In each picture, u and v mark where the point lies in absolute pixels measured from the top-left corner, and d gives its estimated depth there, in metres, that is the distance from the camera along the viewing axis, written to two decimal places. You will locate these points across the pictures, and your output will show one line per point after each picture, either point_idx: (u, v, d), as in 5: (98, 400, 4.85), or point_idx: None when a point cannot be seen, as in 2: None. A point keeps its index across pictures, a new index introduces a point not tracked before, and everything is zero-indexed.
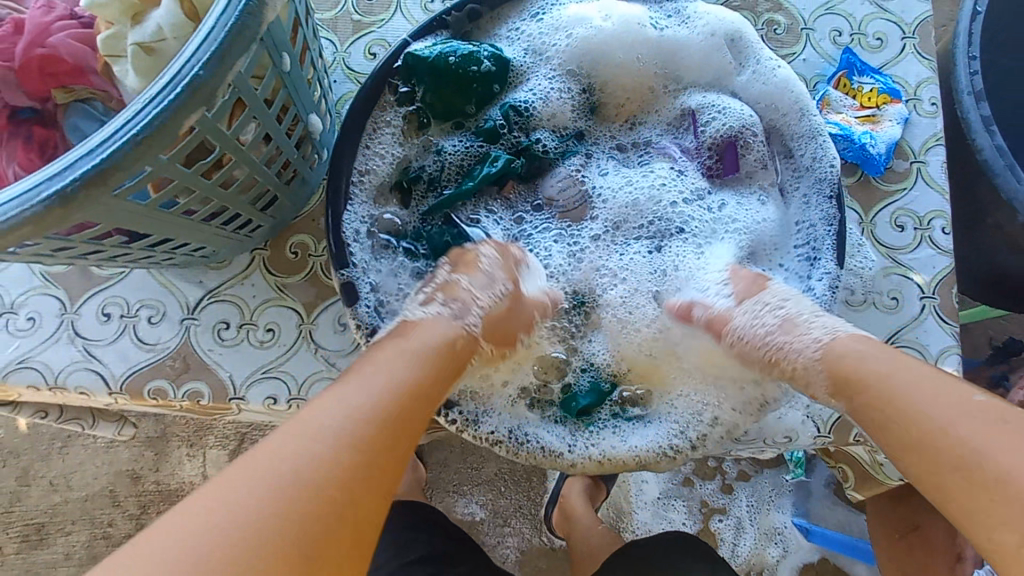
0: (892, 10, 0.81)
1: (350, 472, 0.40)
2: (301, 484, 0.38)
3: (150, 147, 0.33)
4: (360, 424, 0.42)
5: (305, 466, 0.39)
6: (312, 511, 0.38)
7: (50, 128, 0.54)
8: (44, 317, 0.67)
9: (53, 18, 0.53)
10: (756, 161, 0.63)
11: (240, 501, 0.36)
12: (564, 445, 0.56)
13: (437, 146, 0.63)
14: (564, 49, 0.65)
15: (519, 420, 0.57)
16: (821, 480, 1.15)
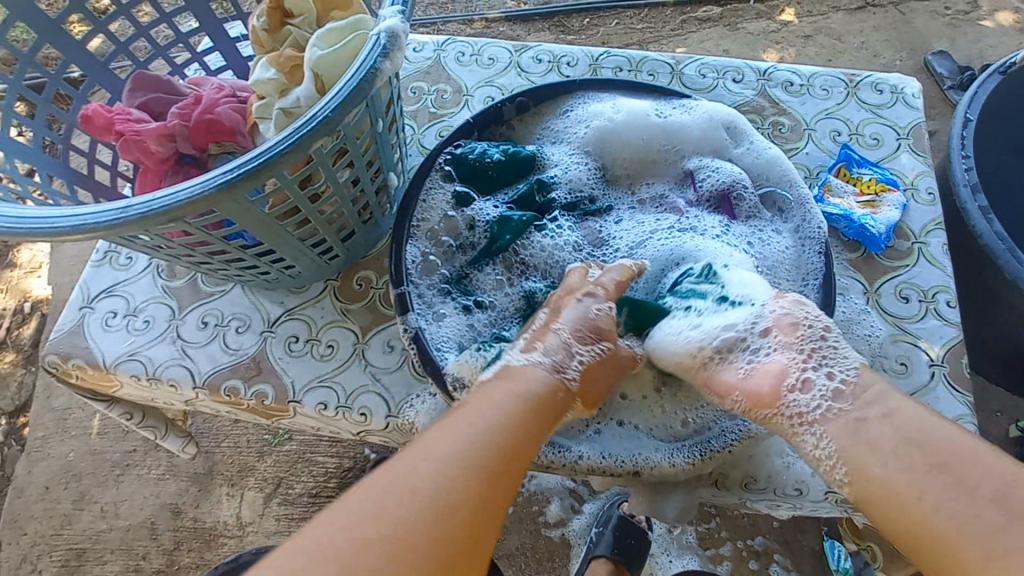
0: (886, 116, 0.94)
1: (459, 507, 0.47)
2: (426, 512, 0.46)
3: (288, 159, 0.46)
4: (460, 460, 0.49)
5: (425, 496, 0.46)
6: (434, 533, 0.45)
7: (202, 171, 0.73)
8: (156, 321, 0.81)
9: (221, 95, 0.73)
10: (750, 209, 0.74)
11: (378, 514, 0.45)
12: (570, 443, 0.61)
13: (481, 219, 0.73)
14: (582, 135, 0.77)
15: None
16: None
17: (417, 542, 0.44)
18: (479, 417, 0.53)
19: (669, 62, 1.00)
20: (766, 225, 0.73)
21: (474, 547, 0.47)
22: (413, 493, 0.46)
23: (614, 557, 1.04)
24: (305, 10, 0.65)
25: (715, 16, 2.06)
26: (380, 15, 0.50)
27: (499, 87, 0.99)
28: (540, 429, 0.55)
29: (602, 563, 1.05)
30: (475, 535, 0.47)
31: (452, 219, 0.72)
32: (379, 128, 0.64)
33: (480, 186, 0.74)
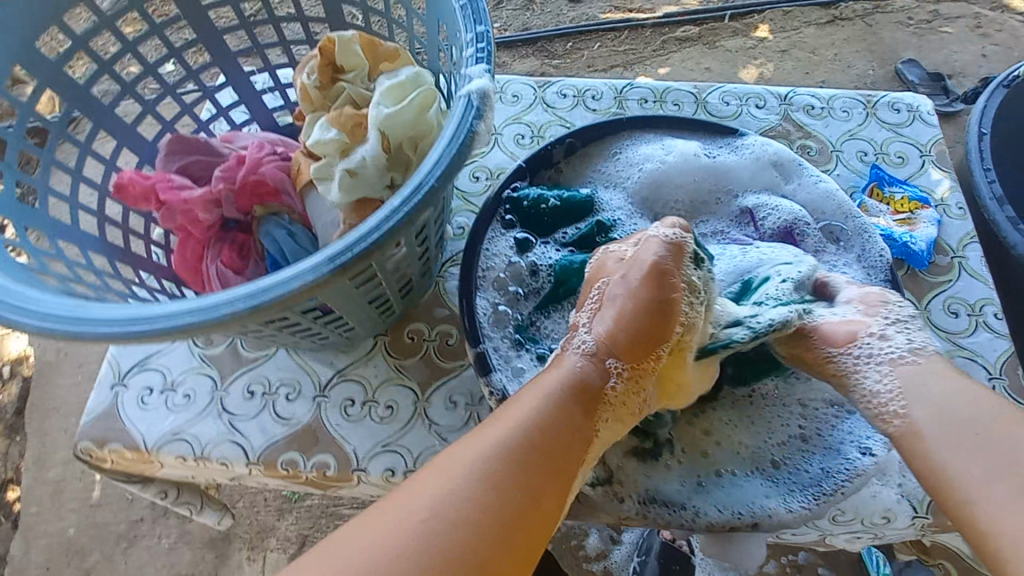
0: (907, 134, 0.97)
1: (506, 489, 0.46)
2: (475, 494, 0.46)
3: (397, 234, 0.44)
4: (505, 440, 0.49)
5: (469, 474, 0.47)
6: (475, 511, 0.45)
7: (248, 234, 0.69)
8: (198, 395, 0.77)
9: (264, 155, 0.69)
10: (812, 246, 0.74)
11: (425, 500, 0.45)
12: (682, 498, 0.60)
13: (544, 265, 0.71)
14: (636, 178, 0.77)
15: (636, 476, 0.61)
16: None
17: (455, 524, 0.44)
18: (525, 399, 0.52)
19: (692, 91, 1.00)
20: (830, 261, 0.73)
21: (522, 540, 0.45)
22: (461, 476, 0.47)
23: None
24: (358, 65, 0.63)
25: (694, 35, 1.89)
26: (466, 75, 0.48)
27: (528, 124, 0.98)
28: (583, 426, 0.52)
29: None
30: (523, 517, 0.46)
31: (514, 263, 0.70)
32: None
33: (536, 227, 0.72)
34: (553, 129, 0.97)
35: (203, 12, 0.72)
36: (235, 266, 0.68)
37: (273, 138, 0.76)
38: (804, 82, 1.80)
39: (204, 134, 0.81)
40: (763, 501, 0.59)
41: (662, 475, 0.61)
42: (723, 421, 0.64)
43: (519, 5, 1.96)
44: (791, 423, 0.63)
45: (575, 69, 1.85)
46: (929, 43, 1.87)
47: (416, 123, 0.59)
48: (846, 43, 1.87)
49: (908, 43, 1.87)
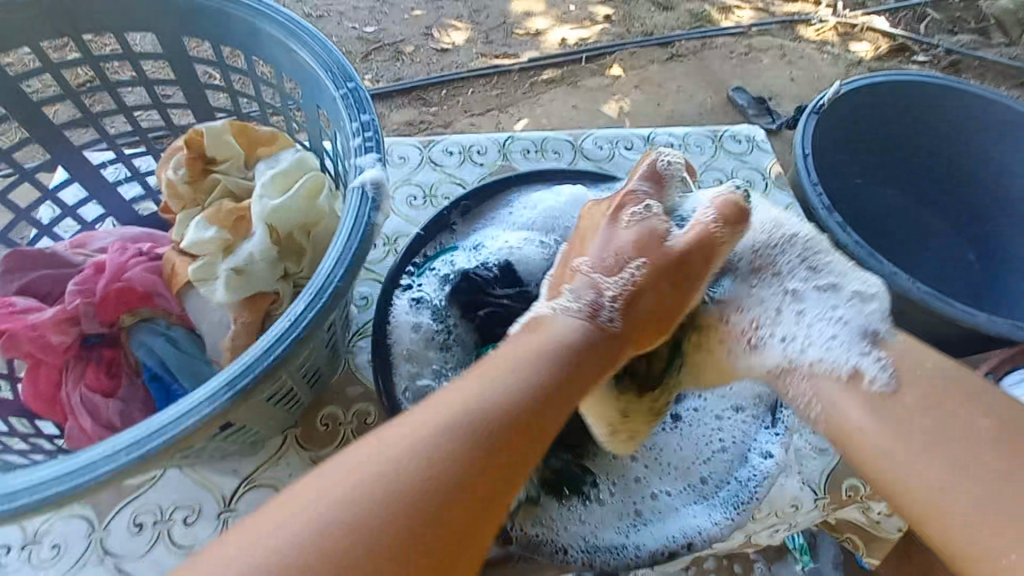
0: (751, 162, 1.12)
1: (471, 474, 0.36)
2: (390, 499, 0.34)
3: (302, 344, 0.41)
4: (459, 424, 0.38)
5: (414, 458, 0.36)
6: (415, 516, 0.34)
7: (116, 346, 0.61)
8: (68, 542, 0.64)
9: (127, 257, 0.62)
10: None
11: (335, 500, 0.34)
12: (620, 536, 0.60)
13: (451, 328, 0.71)
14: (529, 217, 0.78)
15: (572, 523, 0.61)
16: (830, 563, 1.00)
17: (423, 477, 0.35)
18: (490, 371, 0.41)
19: (569, 139, 1.08)
20: None
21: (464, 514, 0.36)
22: (380, 473, 0.35)
23: None
24: (231, 154, 0.60)
25: (557, 76, 2.02)
26: (357, 166, 0.48)
27: (418, 185, 0.98)
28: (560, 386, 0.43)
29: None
30: (478, 507, 0.36)
31: (423, 331, 0.70)
32: None
33: (448, 303, 0.72)
34: (444, 188, 0.98)
35: (34, 107, 0.64)
36: (100, 387, 0.59)
37: (136, 234, 0.68)
38: (656, 114, 1.99)
39: (47, 239, 0.71)
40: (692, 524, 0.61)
41: (594, 520, 0.61)
42: (650, 454, 0.66)
43: (389, 56, 1.97)
44: (710, 438, 0.66)
45: (453, 116, 1.86)
46: (750, 72, 2.13)
47: (305, 210, 0.56)
48: (685, 77, 2.09)
49: (733, 73, 2.12)
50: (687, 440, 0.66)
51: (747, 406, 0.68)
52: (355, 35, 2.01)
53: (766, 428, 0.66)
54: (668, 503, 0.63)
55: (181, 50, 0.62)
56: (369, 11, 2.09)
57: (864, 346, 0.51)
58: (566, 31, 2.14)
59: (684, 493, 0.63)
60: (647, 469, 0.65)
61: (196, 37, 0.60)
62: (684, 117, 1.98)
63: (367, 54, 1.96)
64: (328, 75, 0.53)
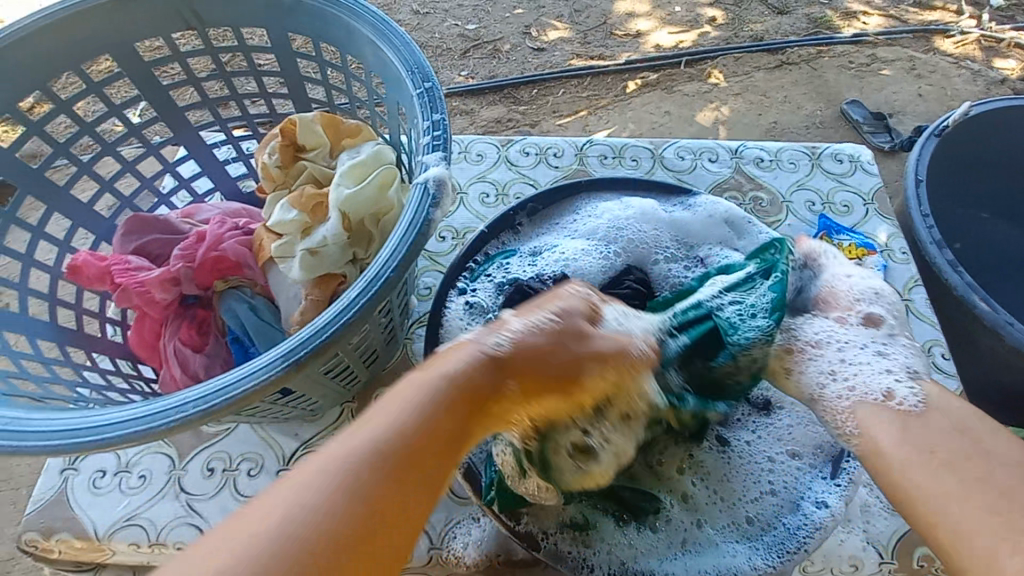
0: (850, 184, 1.02)
1: (384, 486, 0.35)
2: (308, 508, 0.33)
3: (353, 328, 0.44)
4: (367, 443, 0.37)
5: (345, 463, 0.36)
6: (335, 518, 0.33)
7: (208, 309, 0.69)
8: (153, 475, 0.73)
9: (225, 229, 0.69)
10: None
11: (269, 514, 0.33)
12: (656, 562, 0.58)
13: None
14: (590, 228, 0.78)
15: (607, 540, 0.59)
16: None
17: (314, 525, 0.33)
18: (397, 395, 0.40)
19: (649, 147, 1.05)
20: None
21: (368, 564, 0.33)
22: (309, 492, 0.34)
23: None
24: (319, 143, 0.65)
25: (652, 81, 1.96)
26: (423, 163, 0.50)
27: (491, 183, 1.00)
28: (445, 427, 0.40)
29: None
30: (394, 528, 0.35)
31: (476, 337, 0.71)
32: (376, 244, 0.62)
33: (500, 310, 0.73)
34: (516, 188, 0.99)
35: (164, 91, 0.74)
36: (190, 342, 0.66)
37: (236, 209, 0.75)
38: (756, 124, 1.86)
39: (163, 206, 0.81)
40: (732, 563, 0.58)
41: (628, 542, 0.59)
42: (697, 481, 0.63)
43: (486, 54, 2.01)
44: (762, 474, 0.63)
45: (541, 115, 1.87)
46: (870, 84, 1.94)
47: (376, 201, 0.60)
48: (794, 87, 1.94)
49: (850, 85, 1.94)
50: (737, 473, 0.63)
51: (804, 451, 0.63)
52: (457, 33, 2.07)
53: (824, 477, 0.61)
54: (710, 538, 0.60)
55: (286, 45, 0.68)
56: (473, 9, 2.15)
57: (902, 376, 0.51)
58: (668, 34, 2.07)
59: (728, 531, 0.60)
60: (692, 496, 0.62)
61: (299, 34, 0.66)
62: (787, 129, 1.84)
63: (466, 51, 2.01)
64: (408, 75, 0.56)
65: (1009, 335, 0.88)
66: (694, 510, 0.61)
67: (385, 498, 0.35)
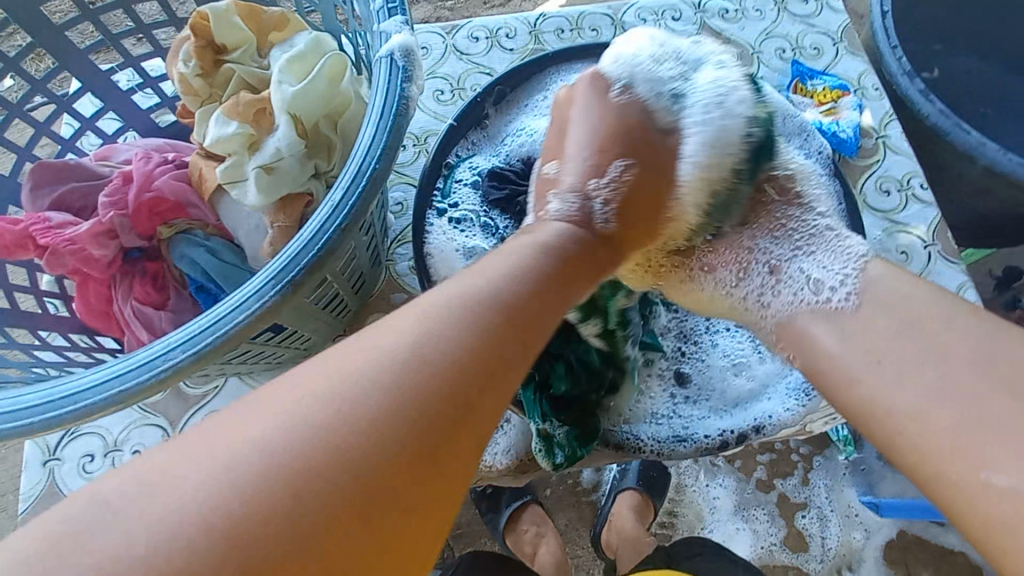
0: (819, 25, 0.97)
1: (455, 374, 0.29)
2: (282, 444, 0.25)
3: (347, 235, 0.38)
4: (449, 311, 0.30)
5: (387, 362, 0.28)
6: (382, 441, 0.26)
7: (159, 261, 0.60)
8: (148, 448, 0.68)
9: (154, 166, 0.59)
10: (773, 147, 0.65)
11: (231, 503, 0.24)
12: (696, 428, 0.59)
13: (493, 229, 0.67)
14: None
15: (650, 415, 0.61)
16: (874, 453, 1.07)
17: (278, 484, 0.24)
18: (488, 269, 0.33)
19: (608, 12, 0.95)
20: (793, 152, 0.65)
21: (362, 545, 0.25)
22: (281, 421, 0.26)
23: (642, 489, 0.95)
24: (242, 40, 0.54)
25: None
26: (383, 31, 0.42)
27: (444, 78, 0.89)
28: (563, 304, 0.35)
29: (629, 495, 0.95)
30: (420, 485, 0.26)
31: (473, 254, 0.65)
32: (323, 167, 0.54)
33: (488, 211, 0.67)
34: (472, 79, 0.89)
35: (33, 7, 0.59)
36: (149, 301, 0.58)
37: (159, 144, 0.64)
38: None
39: (71, 154, 0.68)
40: (772, 413, 0.59)
41: (664, 408, 0.61)
42: (729, 347, 0.64)
43: None
44: None
45: (472, 8, 1.66)
46: None
47: (329, 97, 0.51)
48: None
49: None
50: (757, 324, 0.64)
51: None
52: None
53: None
54: (750, 387, 0.61)
55: None
56: None
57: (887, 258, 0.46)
58: None
59: (762, 380, 0.61)
60: (717, 356, 0.63)
61: None
62: None
63: None
64: None
65: (981, 156, 0.88)
66: (724, 365, 0.63)
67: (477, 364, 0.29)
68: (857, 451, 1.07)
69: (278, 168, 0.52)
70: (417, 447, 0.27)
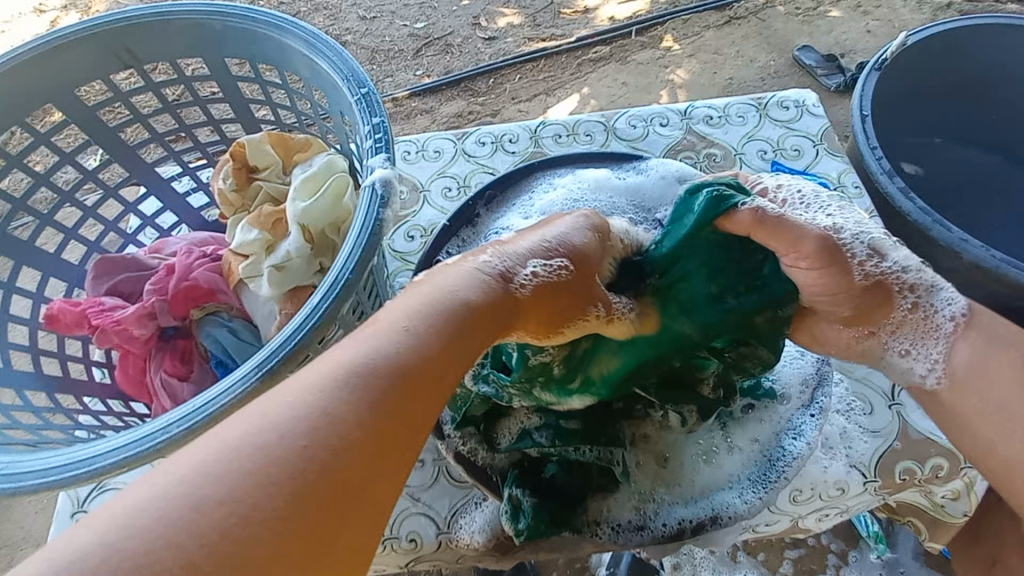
0: (799, 128, 1.05)
1: (380, 413, 0.35)
2: (202, 497, 0.30)
3: (320, 332, 0.46)
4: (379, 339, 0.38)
5: (342, 385, 0.35)
6: (326, 457, 0.33)
7: (189, 338, 0.70)
8: None
9: (193, 258, 0.71)
10: None
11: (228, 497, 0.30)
12: (656, 518, 0.63)
13: None
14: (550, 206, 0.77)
15: (614, 498, 0.64)
16: (910, 553, 1.01)
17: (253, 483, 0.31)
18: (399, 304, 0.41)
19: (601, 120, 1.07)
20: None
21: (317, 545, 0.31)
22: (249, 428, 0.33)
23: None
24: (270, 162, 0.66)
25: (606, 54, 1.90)
26: (369, 167, 0.52)
27: (452, 177, 1.01)
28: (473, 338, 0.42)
29: None
30: (362, 491, 0.33)
31: None
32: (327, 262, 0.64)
33: None
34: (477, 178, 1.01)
35: (113, 134, 0.75)
36: (175, 372, 0.68)
37: (203, 237, 0.77)
38: (713, 84, 1.83)
39: (131, 245, 0.82)
40: (733, 504, 0.63)
41: (638, 492, 0.65)
42: (705, 437, 0.67)
43: (439, 50, 1.92)
44: (756, 418, 0.67)
45: (502, 104, 1.81)
46: (819, 28, 1.93)
47: (332, 209, 0.62)
48: (745, 41, 1.91)
49: (799, 32, 1.92)
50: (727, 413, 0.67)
51: (790, 390, 0.69)
52: (406, 33, 1.98)
53: (806, 411, 0.68)
54: (713, 477, 0.65)
55: (225, 72, 0.70)
56: (418, 7, 2.05)
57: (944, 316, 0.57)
58: (616, 6, 2.01)
59: (726, 472, 0.65)
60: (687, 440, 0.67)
61: (237, 57, 0.68)
62: (745, 83, 1.82)
63: (418, 50, 1.93)
64: (344, 83, 0.58)
65: (965, 251, 0.91)
66: (692, 451, 0.66)
67: (394, 415, 0.36)
68: (891, 551, 1.01)
69: (285, 266, 0.62)
70: (349, 462, 0.33)
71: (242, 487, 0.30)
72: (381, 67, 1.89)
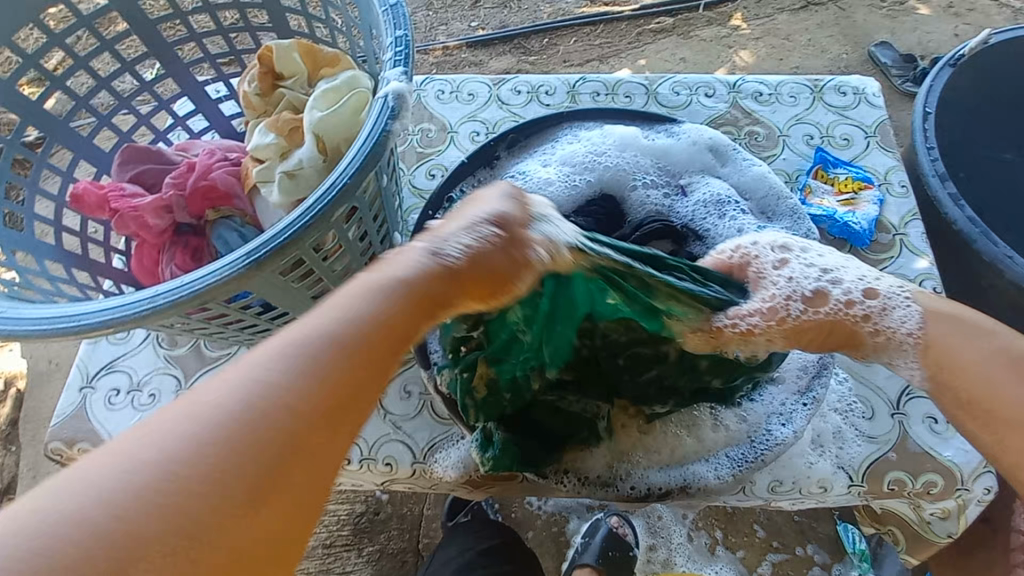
0: (853, 117, 0.99)
1: (316, 404, 0.38)
2: (165, 480, 0.33)
3: (311, 231, 0.47)
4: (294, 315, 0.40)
5: (229, 394, 0.37)
6: (278, 423, 0.37)
7: (201, 237, 0.72)
8: (162, 393, 0.78)
9: (214, 160, 0.72)
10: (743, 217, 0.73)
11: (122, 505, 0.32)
12: (624, 475, 0.64)
13: None
14: (572, 158, 0.76)
15: (586, 450, 0.64)
16: None
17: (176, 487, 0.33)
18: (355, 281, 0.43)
19: (644, 83, 1.03)
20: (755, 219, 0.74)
21: (288, 494, 0.36)
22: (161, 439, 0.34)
23: (599, 567, 0.93)
24: (295, 72, 0.66)
25: (669, 26, 1.81)
26: (384, 78, 0.51)
27: (482, 122, 1.00)
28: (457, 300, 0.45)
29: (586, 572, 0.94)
30: (312, 452, 0.37)
31: None
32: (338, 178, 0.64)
33: None
34: (506, 126, 0.99)
35: (154, 28, 0.77)
36: (184, 267, 0.70)
37: (228, 143, 0.78)
38: (777, 70, 1.73)
39: (161, 142, 0.84)
40: (704, 476, 0.63)
41: (610, 450, 0.64)
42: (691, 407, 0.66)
43: (498, 3, 1.87)
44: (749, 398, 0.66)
45: (552, 65, 1.76)
46: (904, 25, 1.79)
47: (348, 124, 0.62)
48: (819, 29, 1.79)
49: (881, 26, 1.79)
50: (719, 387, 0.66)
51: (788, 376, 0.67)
52: None
53: (800, 399, 0.65)
54: (691, 448, 0.64)
55: None
56: None
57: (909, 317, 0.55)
58: None
59: (704, 445, 0.64)
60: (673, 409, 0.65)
61: None
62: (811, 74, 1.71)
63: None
64: None
65: (1009, 270, 0.85)
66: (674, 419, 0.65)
67: (375, 349, 0.41)
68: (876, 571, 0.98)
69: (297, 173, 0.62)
70: (277, 448, 0.36)
71: (167, 494, 0.33)
72: (438, 14, 1.86)
